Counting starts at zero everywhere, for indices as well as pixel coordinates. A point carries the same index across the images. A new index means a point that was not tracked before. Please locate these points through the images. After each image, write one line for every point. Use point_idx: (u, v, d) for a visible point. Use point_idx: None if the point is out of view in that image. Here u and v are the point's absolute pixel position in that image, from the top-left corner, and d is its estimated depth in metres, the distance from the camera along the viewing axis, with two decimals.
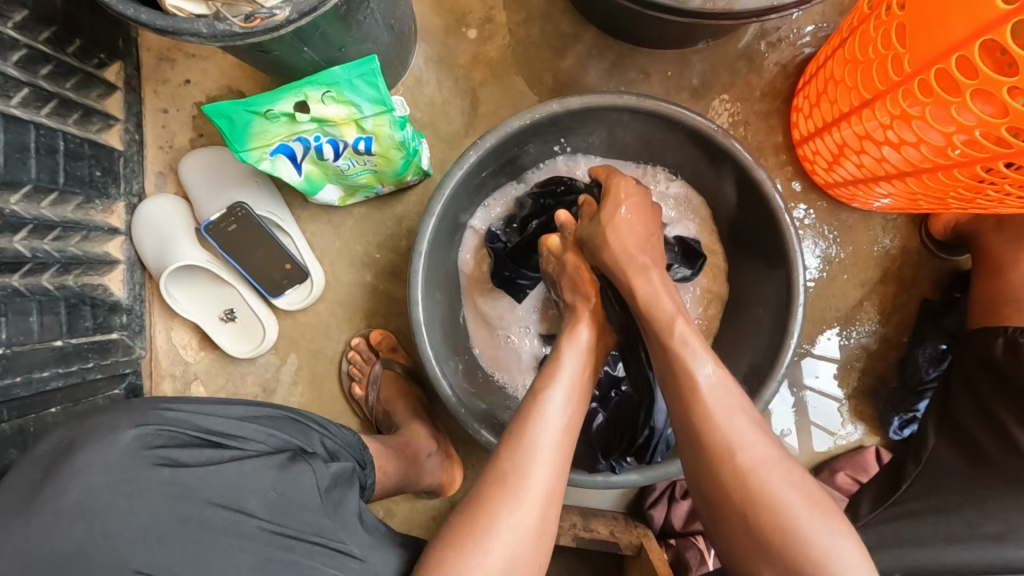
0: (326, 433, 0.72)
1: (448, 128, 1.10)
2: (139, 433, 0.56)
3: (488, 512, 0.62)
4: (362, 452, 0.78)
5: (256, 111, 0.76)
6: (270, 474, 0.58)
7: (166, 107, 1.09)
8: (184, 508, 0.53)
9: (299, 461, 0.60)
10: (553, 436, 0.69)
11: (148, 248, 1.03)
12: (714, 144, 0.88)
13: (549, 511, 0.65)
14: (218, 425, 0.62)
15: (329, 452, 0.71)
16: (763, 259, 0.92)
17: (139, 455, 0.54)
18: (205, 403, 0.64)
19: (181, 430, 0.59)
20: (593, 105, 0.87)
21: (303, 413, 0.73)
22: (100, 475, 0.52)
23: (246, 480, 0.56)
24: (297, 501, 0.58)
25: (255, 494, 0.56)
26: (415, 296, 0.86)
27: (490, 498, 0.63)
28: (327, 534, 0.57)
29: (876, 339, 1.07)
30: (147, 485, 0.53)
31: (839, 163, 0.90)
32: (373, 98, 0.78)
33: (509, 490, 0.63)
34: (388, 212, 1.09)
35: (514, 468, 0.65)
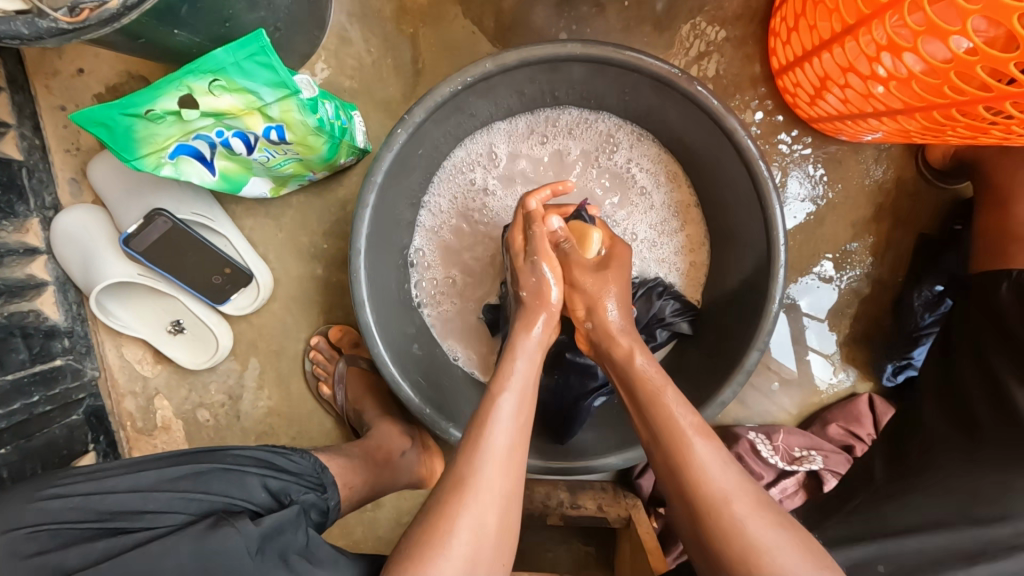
0: (270, 474, 0.68)
1: (384, 94, 0.97)
2: (11, 540, 0.53)
3: (447, 516, 0.57)
4: (321, 474, 0.74)
5: (136, 113, 0.64)
6: (184, 547, 0.54)
7: (64, 103, 0.96)
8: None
9: (219, 523, 0.56)
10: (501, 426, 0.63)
11: (73, 266, 0.94)
12: (676, 90, 0.76)
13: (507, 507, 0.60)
14: (124, 503, 0.59)
15: (274, 494, 0.67)
16: (743, 215, 0.83)
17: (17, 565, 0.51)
18: (108, 480, 0.61)
19: (69, 523, 0.56)
20: (532, 58, 0.74)
21: (239, 454, 0.69)
22: None
23: (154, 563, 0.52)
24: (221, 564, 0.53)
25: (168, 573, 0.52)
26: (360, 299, 0.78)
27: (446, 495, 0.58)
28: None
29: (868, 281, 1.00)
30: None
31: (822, 96, 0.79)
32: (272, 81, 0.67)
33: (471, 491, 0.58)
34: (330, 197, 0.99)
35: (478, 469, 0.59)
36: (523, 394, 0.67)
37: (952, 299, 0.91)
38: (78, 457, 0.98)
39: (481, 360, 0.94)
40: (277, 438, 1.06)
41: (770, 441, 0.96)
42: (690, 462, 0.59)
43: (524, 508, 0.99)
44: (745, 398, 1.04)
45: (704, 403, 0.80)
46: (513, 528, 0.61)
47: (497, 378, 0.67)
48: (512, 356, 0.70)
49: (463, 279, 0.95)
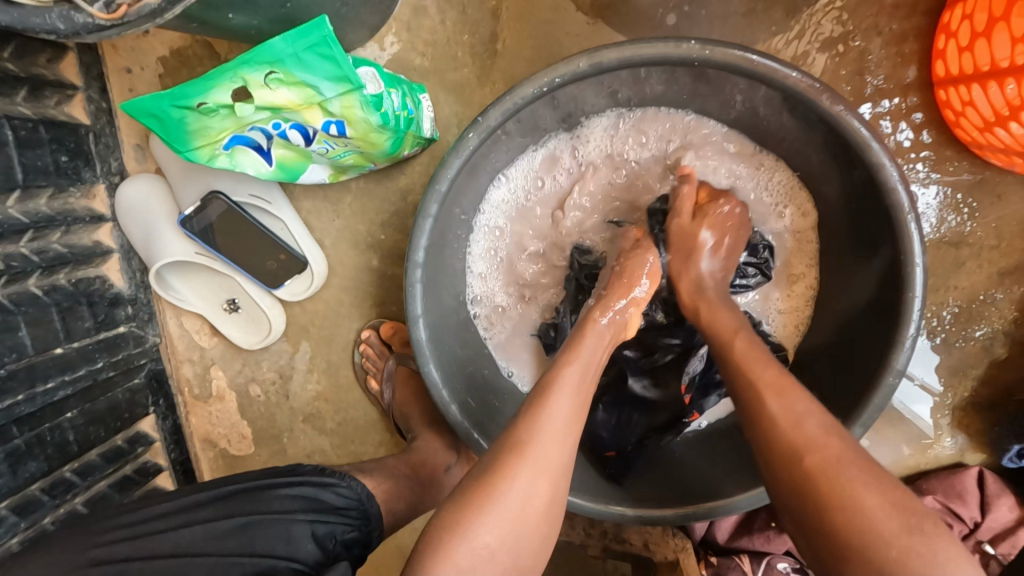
0: (317, 519, 0.65)
1: (456, 75, 0.87)
2: None
3: (504, 476, 0.53)
4: (370, 504, 0.70)
5: (188, 105, 0.59)
6: None
7: (130, 64, 0.93)
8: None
9: None
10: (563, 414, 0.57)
11: (135, 238, 0.93)
12: (811, 108, 0.62)
13: (557, 491, 0.55)
14: (170, 568, 0.59)
15: (321, 541, 0.64)
16: (871, 259, 0.69)
17: None
18: (152, 539, 0.61)
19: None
20: (637, 59, 0.62)
21: (283, 496, 0.66)
22: None
23: None
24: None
25: None
26: (414, 313, 0.72)
27: (499, 458, 0.54)
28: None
29: (1006, 341, 0.84)
30: None
31: (999, 124, 0.62)
32: (333, 75, 0.58)
33: (529, 456, 0.54)
34: (391, 185, 0.92)
35: (539, 434, 0.55)
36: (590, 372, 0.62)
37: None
38: (138, 420, 1.01)
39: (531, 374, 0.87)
40: (323, 423, 1.06)
41: None
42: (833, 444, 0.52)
43: (566, 535, 0.97)
44: None
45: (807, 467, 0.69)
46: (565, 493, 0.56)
47: (566, 351, 0.64)
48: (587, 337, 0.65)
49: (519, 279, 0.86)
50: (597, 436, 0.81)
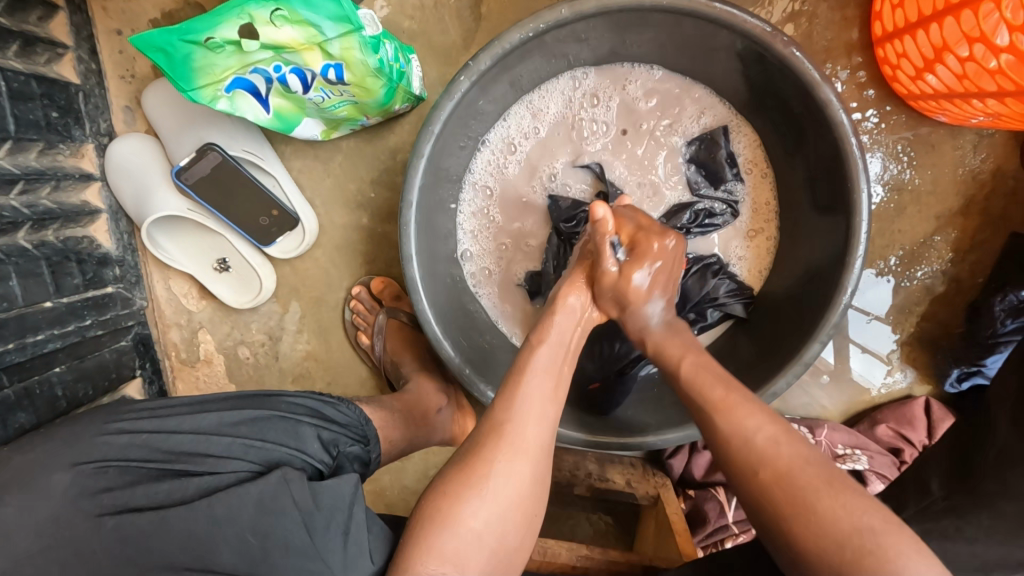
0: (322, 426, 0.67)
1: (443, 38, 0.92)
2: (75, 475, 0.53)
3: (484, 460, 0.57)
4: (365, 427, 0.74)
5: (196, 40, 0.62)
6: (249, 505, 0.53)
7: (120, 27, 0.95)
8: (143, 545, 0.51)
9: (291, 477, 0.56)
10: (543, 397, 0.62)
11: (125, 195, 0.95)
12: (767, 52, 0.69)
13: (541, 470, 0.59)
14: (183, 445, 0.58)
15: (326, 445, 0.67)
16: (822, 195, 0.77)
17: (79, 501, 0.52)
18: (169, 420, 0.60)
19: (134, 462, 0.56)
20: (613, 7, 0.69)
21: (293, 403, 0.68)
22: (46, 510, 0.51)
23: (215, 527, 0.52)
24: (276, 516, 0.53)
25: (228, 543, 0.52)
26: (408, 251, 0.76)
27: (486, 445, 0.58)
28: (313, 547, 0.52)
29: (943, 280, 0.93)
30: (96, 541, 0.51)
31: (928, 70, 0.71)
32: (335, 15, 0.63)
33: (508, 436, 0.58)
34: (380, 144, 0.96)
35: (513, 416, 0.59)
36: (561, 362, 0.67)
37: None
38: (126, 381, 1.01)
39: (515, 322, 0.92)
40: (313, 382, 1.08)
41: (812, 435, 0.93)
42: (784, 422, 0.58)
43: (552, 476, 0.99)
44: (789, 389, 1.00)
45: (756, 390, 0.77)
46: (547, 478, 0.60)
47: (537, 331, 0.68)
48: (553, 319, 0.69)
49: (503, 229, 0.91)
50: None
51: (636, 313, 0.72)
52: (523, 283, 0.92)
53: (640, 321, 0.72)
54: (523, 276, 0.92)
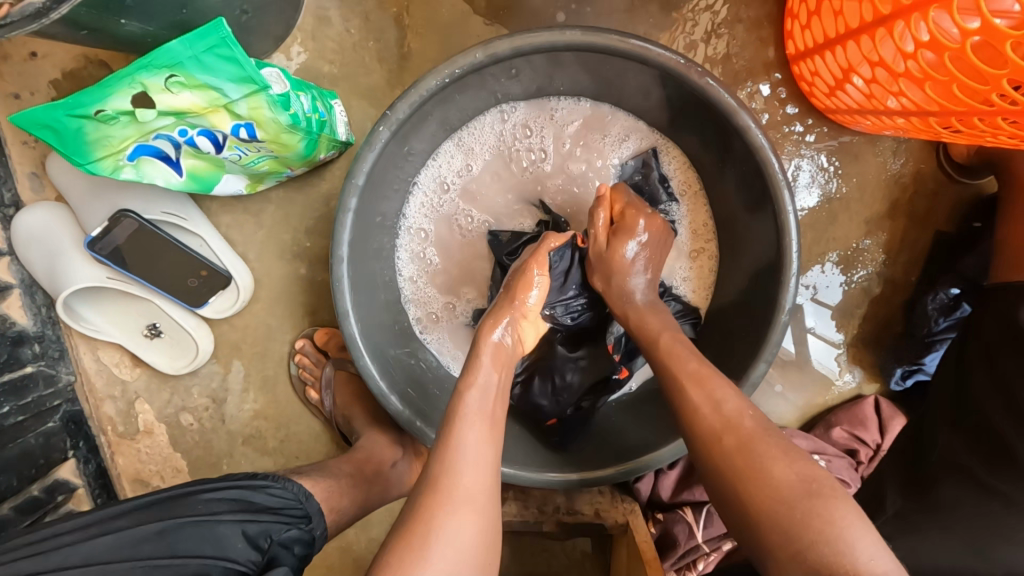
0: (247, 519, 0.64)
1: (367, 81, 0.90)
2: None
3: (424, 521, 0.52)
4: (306, 501, 0.70)
5: (85, 113, 0.58)
6: None
7: (18, 90, 0.89)
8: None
9: None
10: (476, 442, 0.58)
11: (37, 269, 0.89)
12: (685, 82, 0.69)
13: (486, 522, 0.54)
14: None
15: (253, 539, 0.63)
16: (753, 214, 0.78)
17: None
18: (56, 555, 0.57)
19: None
20: (528, 47, 0.68)
21: (211, 498, 0.64)
22: None
23: None
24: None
25: None
26: (343, 308, 0.73)
27: (422, 504, 0.54)
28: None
29: (880, 280, 0.96)
30: None
31: (841, 88, 0.73)
32: (236, 76, 0.60)
33: (450, 490, 0.54)
34: (311, 192, 0.93)
35: (448, 469, 0.55)
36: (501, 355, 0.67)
37: (968, 303, 0.89)
38: (56, 466, 0.94)
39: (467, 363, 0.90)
40: (264, 443, 1.03)
41: None
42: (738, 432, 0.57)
43: (521, 515, 0.98)
44: None
45: None
46: (498, 525, 0.56)
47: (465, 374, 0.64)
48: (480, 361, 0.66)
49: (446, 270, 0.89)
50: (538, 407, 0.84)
51: (624, 296, 0.75)
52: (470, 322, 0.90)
53: (626, 301, 0.75)
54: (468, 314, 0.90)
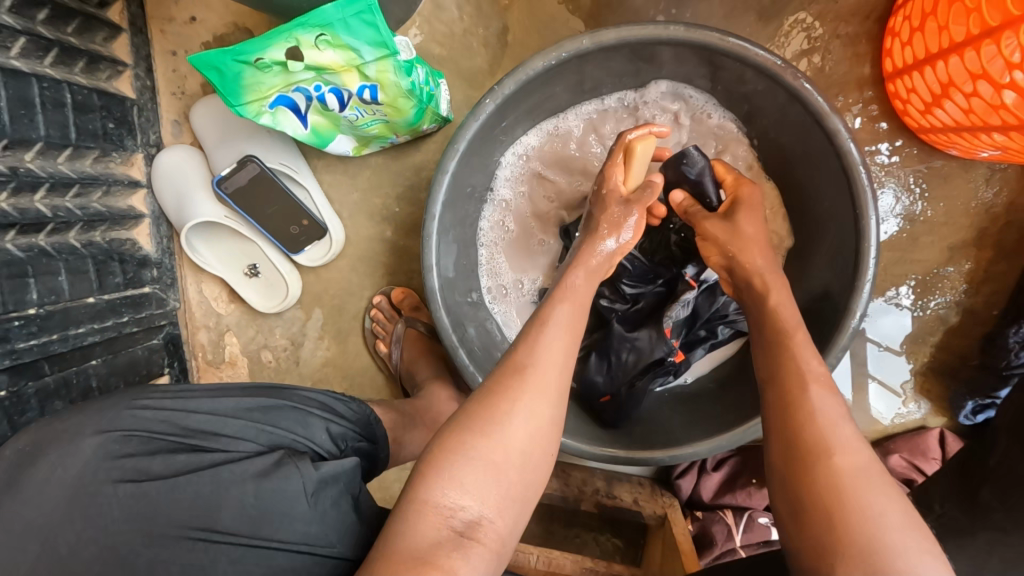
0: (331, 420, 0.70)
1: (471, 65, 0.98)
2: (103, 441, 0.56)
3: (506, 399, 0.58)
4: (373, 425, 0.77)
5: (246, 60, 0.68)
6: (250, 484, 0.56)
7: (175, 48, 1.03)
8: (148, 524, 0.53)
9: (287, 464, 0.58)
10: (555, 345, 0.61)
11: (168, 202, 1.01)
12: (780, 83, 0.72)
13: (554, 415, 0.59)
14: (203, 424, 0.61)
15: (335, 439, 0.69)
16: (830, 221, 0.79)
17: (103, 464, 0.54)
18: (191, 400, 0.63)
19: (157, 434, 0.59)
20: (632, 39, 0.73)
21: (307, 396, 0.71)
22: (58, 483, 0.52)
23: (221, 491, 0.55)
24: (279, 508, 0.55)
25: (232, 510, 0.55)
26: (428, 262, 0.80)
27: (498, 388, 0.59)
28: (314, 540, 0.55)
29: (958, 311, 0.93)
30: (108, 503, 0.53)
31: (937, 104, 0.73)
32: (373, 40, 0.68)
33: (530, 379, 0.59)
34: (407, 162, 1.01)
35: (535, 361, 0.60)
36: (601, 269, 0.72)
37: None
38: (155, 378, 1.05)
39: None
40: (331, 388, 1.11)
41: None
42: (800, 411, 0.56)
43: (561, 491, 1.00)
44: None
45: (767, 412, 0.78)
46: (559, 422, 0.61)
47: (559, 288, 0.68)
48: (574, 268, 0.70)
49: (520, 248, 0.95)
50: (593, 383, 0.88)
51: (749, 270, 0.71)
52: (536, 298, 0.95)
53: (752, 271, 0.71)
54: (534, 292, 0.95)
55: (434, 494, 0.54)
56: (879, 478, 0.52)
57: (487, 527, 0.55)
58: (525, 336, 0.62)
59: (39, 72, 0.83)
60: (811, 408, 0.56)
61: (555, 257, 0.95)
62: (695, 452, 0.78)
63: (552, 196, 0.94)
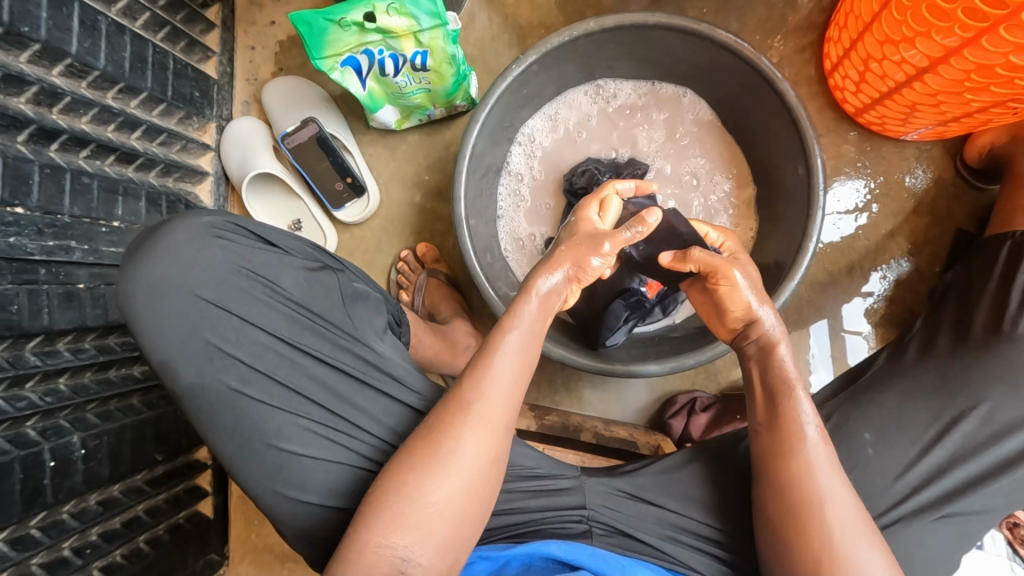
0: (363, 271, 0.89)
1: (496, 64, 1.20)
2: (214, 218, 0.76)
3: (449, 436, 0.66)
4: (398, 312, 0.91)
5: (332, 19, 0.89)
6: (304, 276, 0.78)
7: (254, 44, 1.25)
8: (240, 269, 0.74)
9: (329, 274, 0.80)
10: (500, 380, 0.69)
11: (233, 161, 1.19)
12: (741, 60, 0.93)
13: (492, 444, 0.68)
14: (280, 234, 0.80)
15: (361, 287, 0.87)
16: (787, 173, 0.97)
17: (212, 229, 0.75)
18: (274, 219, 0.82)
19: (247, 227, 0.78)
20: (628, 24, 0.94)
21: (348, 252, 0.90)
22: (184, 233, 0.73)
23: (286, 272, 0.77)
24: (324, 295, 0.78)
25: (291, 283, 0.77)
26: (458, 195, 0.97)
27: (445, 425, 0.67)
28: (344, 325, 0.78)
29: (906, 269, 1.09)
30: (215, 251, 0.74)
31: (863, 82, 0.94)
32: (430, 11, 0.90)
33: (471, 419, 0.67)
34: (439, 138, 1.21)
35: (478, 399, 0.68)
36: (547, 304, 0.76)
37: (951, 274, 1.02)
38: None
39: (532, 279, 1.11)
40: None
41: None
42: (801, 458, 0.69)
43: (562, 423, 1.10)
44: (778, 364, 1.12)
45: None
46: (501, 447, 0.69)
47: (507, 316, 0.74)
48: (524, 303, 0.74)
49: (530, 205, 1.12)
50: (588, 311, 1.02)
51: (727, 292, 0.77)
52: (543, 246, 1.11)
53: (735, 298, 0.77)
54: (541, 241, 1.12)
55: (379, 538, 0.63)
56: (817, 514, 0.66)
57: (432, 557, 0.64)
58: (469, 377, 0.70)
59: (154, 41, 1.04)
60: (792, 421, 0.71)
61: (559, 213, 1.12)
62: (654, 370, 0.93)
63: (560, 162, 1.12)
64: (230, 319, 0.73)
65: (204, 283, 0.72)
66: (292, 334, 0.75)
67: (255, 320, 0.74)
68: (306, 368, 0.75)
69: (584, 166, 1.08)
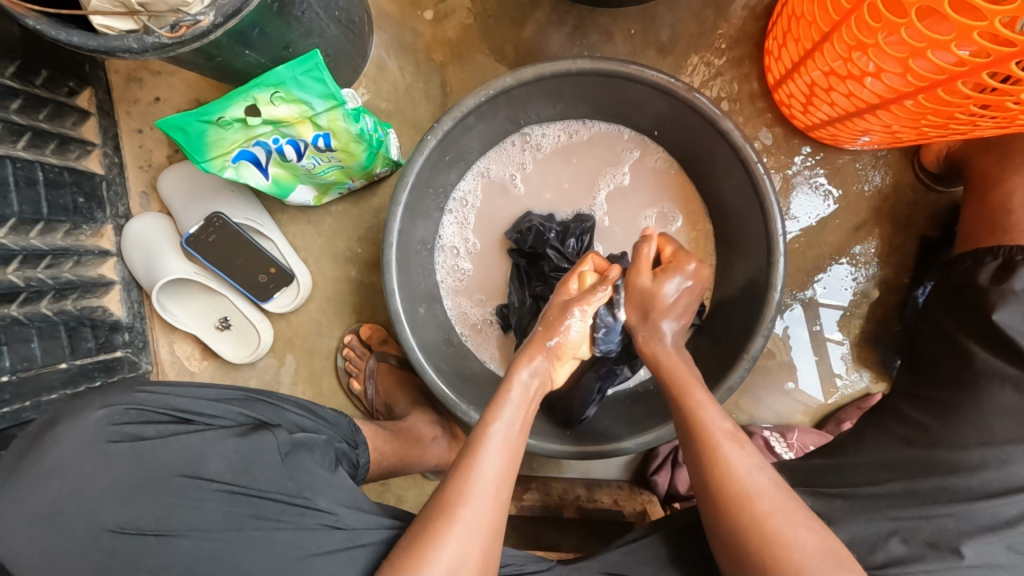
0: (307, 415, 0.78)
1: (416, 114, 1.09)
2: (108, 411, 0.66)
3: (436, 538, 0.60)
4: (354, 433, 0.84)
5: (209, 120, 0.77)
6: (229, 445, 0.67)
7: (141, 126, 1.11)
8: (147, 474, 0.63)
9: (259, 431, 0.69)
10: (488, 474, 0.64)
11: (138, 267, 1.06)
12: (676, 98, 0.84)
13: (484, 542, 0.61)
14: (190, 404, 0.70)
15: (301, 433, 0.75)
16: (739, 212, 0.90)
17: (104, 429, 0.64)
18: (180, 389, 0.71)
19: (150, 408, 0.68)
20: (548, 74, 0.84)
21: (285, 399, 0.78)
22: (72, 444, 0.62)
23: (207, 447, 0.66)
24: (261, 463, 0.67)
25: (217, 458, 0.66)
26: (390, 287, 0.87)
27: (431, 518, 0.61)
28: (290, 492, 0.66)
29: (874, 283, 1.03)
30: (111, 455, 0.63)
31: (812, 105, 0.86)
32: (322, 93, 0.78)
33: (456, 515, 0.61)
34: (366, 206, 1.10)
35: (466, 496, 0.62)
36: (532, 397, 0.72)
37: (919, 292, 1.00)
38: None
39: (490, 353, 1.02)
40: None
41: (784, 438, 0.99)
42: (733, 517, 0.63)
43: (542, 501, 1.05)
44: (758, 397, 1.07)
45: (715, 387, 0.85)
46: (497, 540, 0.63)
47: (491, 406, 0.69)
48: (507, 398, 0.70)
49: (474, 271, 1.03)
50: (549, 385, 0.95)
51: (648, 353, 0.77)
52: (493, 314, 1.03)
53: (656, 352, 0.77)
54: (490, 308, 1.03)
55: None
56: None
57: None
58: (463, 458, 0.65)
59: (13, 155, 0.90)
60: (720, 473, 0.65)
61: (508, 276, 1.03)
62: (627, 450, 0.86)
63: (500, 219, 1.03)
64: (150, 538, 0.62)
65: (106, 506, 0.61)
66: (228, 522, 0.64)
67: (180, 526, 0.62)
68: (253, 555, 0.63)
69: (528, 222, 0.99)
